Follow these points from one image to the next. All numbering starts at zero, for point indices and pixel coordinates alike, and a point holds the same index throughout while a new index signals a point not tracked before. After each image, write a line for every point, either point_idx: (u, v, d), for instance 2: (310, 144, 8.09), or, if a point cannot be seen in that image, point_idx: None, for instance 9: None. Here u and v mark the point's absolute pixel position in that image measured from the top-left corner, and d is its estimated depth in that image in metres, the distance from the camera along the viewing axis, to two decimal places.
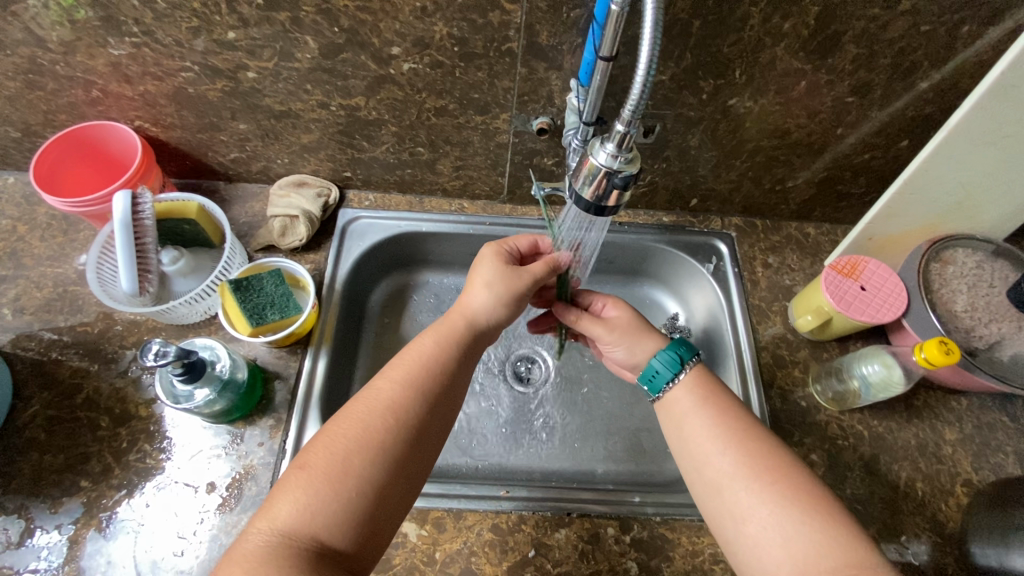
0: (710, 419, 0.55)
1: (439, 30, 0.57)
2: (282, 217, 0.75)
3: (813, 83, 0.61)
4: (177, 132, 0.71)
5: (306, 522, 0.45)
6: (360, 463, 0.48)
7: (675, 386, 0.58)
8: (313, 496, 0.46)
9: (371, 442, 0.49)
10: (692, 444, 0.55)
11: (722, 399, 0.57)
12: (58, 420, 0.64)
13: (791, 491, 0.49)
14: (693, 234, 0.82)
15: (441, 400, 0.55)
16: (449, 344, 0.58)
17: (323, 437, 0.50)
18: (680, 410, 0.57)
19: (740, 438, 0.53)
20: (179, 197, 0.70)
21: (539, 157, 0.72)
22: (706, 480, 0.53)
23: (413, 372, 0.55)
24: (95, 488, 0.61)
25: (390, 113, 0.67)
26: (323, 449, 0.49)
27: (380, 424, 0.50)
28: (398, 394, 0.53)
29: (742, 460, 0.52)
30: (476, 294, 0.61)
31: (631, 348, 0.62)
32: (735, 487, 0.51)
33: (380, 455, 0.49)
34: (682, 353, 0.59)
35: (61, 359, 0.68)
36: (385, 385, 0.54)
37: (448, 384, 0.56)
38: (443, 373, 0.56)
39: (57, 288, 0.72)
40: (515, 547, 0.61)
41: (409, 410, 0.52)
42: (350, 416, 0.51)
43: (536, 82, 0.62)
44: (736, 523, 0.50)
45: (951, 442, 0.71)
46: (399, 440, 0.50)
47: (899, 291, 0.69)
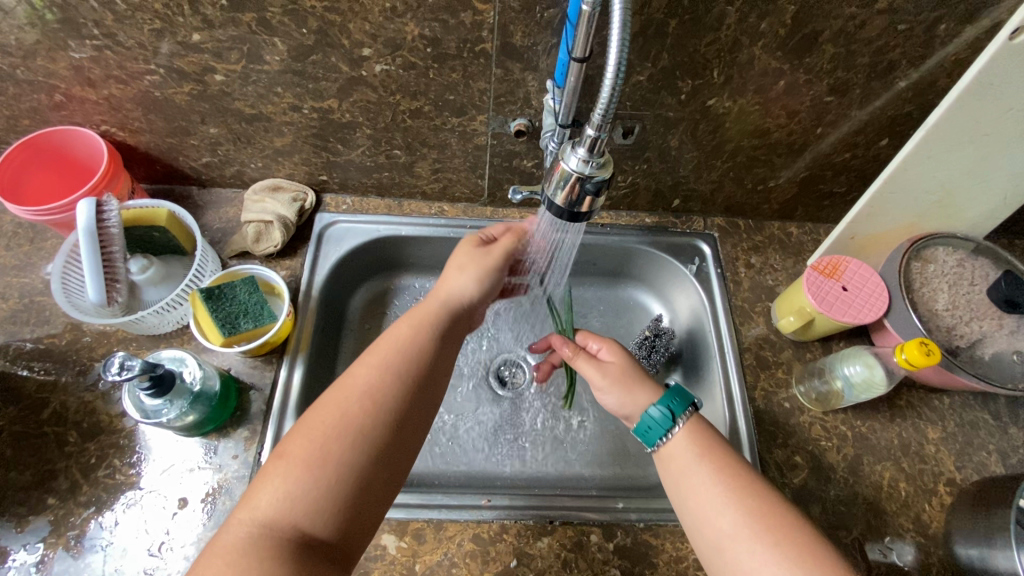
0: (710, 474, 0.53)
1: (411, 30, 0.55)
2: (256, 223, 0.74)
3: (792, 82, 0.60)
4: (145, 137, 0.69)
5: (286, 513, 0.44)
6: (341, 448, 0.47)
7: (668, 441, 0.56)
8: (292, 485, 0.45)
9: (350, 427, 0.48)
10: (692, 499, 0.53)
11: (720, 448, 0.55)
12: (24, 435, 0.62)
13: (799, 553, 0.47)
14: (676, 235, 0.82)
15: (420, 380, 0.53)
16: (427, 324, 0.57)
17: (303, 423, 0.49)
18: (678, 466, 0.55)
19: (742, 496, 0.51)
20: (149, 204, 0.68)
21: (518, 158, 0.71)
22: (709, 539, 0.51)
23: (394, 352, 0.54)
24: (62, 506, 0.59)
25: (364, 115, 0.65)
26: (303, 434, 0.48)
27: (360, 406, 0.49)
28: (379, 375, 0.52)
29: (743, 520, 0.50)
30: (451, 279, 0.61)
31: (620, 399, 0.60)
32: (738, 551, 0.49)
33: (360, 439, 0.48)
34: (677, 404, 0.56)
35: (27, 372, 0.65)
36: (365, 367, 0.53)
37: (429, 362, 0.55)
38: (423, 352, 0.55)
39: (23, 298, 0.70)
40: (497, 556, 0.60)
41: (388, 391, 0.51)
42: (328, 400, 0.50)
43: (512, 83, 0.60)
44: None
45: (934, 441, 0.71)
46: (379, 425, 0.49)
47: (881, 291, 0.69)
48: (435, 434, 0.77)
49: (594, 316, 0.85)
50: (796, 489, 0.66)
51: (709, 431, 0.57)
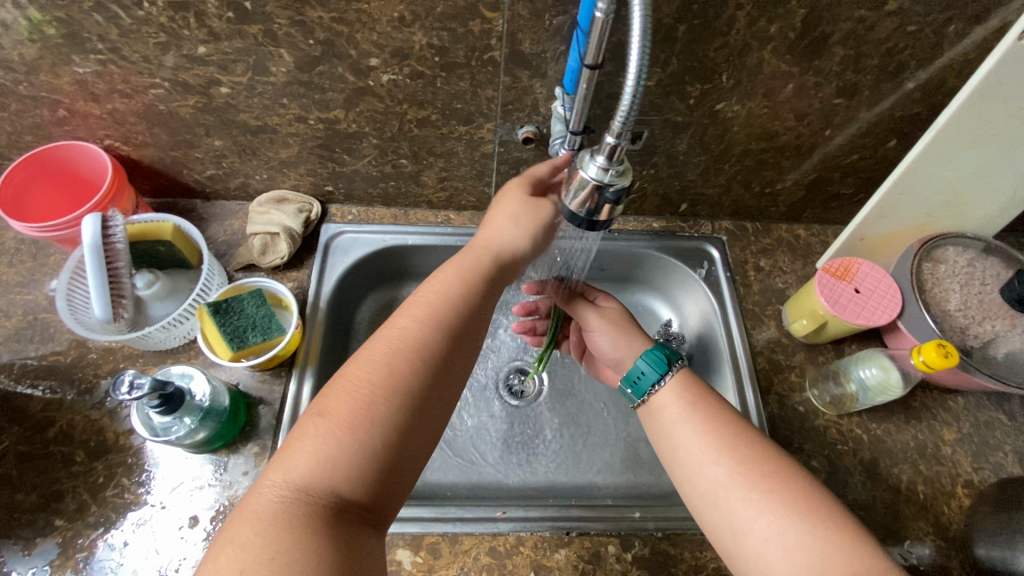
0: (700, 425, 0.54)
1: (419, 39, 0.55)
2: (262, 235, 0.73)
3: (801, 85, 0.60)
4: (149, 151, 0.69)
5: (323, 475, 0.42)
6: (383, 407, 0.45)
7: (659, 390, 0.58)
8: (333, 447, 0.43)
9: (394, 386, 0.46)
10: (685, 452, 0.54)
11: (708, 400, 0.56)
12: (30, 455, 0.61)
13: (790, 496, 0.49)
14: (684, 239, 0.81)
15: (462, 337, 0.52)
16: (474, 274, 0.54)
17: (342, 381, 0.47)
18: (669, 417, 0.57)
19: (731, 443, 0.53)
20: (154, 218, 0.67)
21: (525, 166, 0.71)
22: (700, 489, 0.52)
23: (437, 307, 0.52)
24: (70, 527, 0.58)
25: (371, 125, 0.65)
26: (344, 393, 0.46)
27: (405, 364, 0.47)
28: (422, 332, 0.50)
29: (736, 468, 0.51)
30: (494, 222, 0.57)
31: (615, 340, 0.65)
32: (732, 499, 0.50)
33: (404, 399, 0.46)
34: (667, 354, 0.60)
35: (33, 391, 0.64)
36: (406, 324, 0.50)
37: (469, 316, 0.53)
38: (466, 305, 0.53)
39: (27, 316, 0.69)
40: (514, 569, 0.59)
41: (431, 350, 0.49)
42: (372, 357, 0.48)
43: (520, 91, 0.60)
44: (735, 534, 0.49)
45: (950, 443, 0.70)
46: (420, 385, 0.47)
47: (894, 293, 0.68)
48: (447, 445, 0.76)
49: None
50: None
51: (695, 378, 0.59)
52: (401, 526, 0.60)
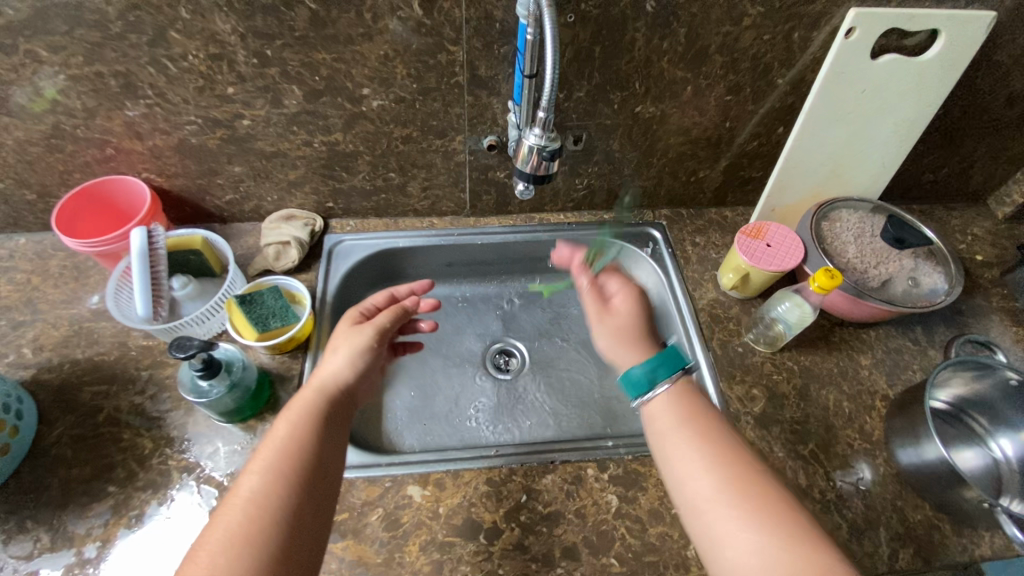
0: (694, 438, 0.57)
1: (400, 71, 0.71)
2: (275, 245, 0.86)
3: (697, 87, 0.78)
4: (179, 180, 0.83)
5: None
6: (233, 566, 0.46)
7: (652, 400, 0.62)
8: None
9: (241, 536, 0.48)
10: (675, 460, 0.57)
11: (705, 415, 0.59)
12: (83, 437, 0.71)
13: (768, 513, 0.50)
14: (631, 225, 0.97)
15: (306, 471, 0.55)
16: (302, 417, 0.60)
17: (193, 552, 0.48)
18: (661, 424, 0.60)
19: (719, 455, 0.55)
20: (185, 233, 0.80)
21: (492, 171, 0.87)
22: (689, 501, 0.54)
23: (272, 457, 0.55)
24: (122, 491, 0.67)
25: (364, 145, 0.81)
26: (190, 565, 0.47)
27: (243, 520, 0.49)
28: (260, 485, 0.52)
29: (721, 479, 0.53)
30: (325, 363, 0.67)
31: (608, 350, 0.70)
32: (711, 507, 0.52)
33: (256, 544, 0.48)
34: (665, 368, 0.63)
35: (82, 385, 0.75)
36: (246, 480, 0.53)
37: (313, 453, 0.57)
38: (303, 448, 0.57)
39: (73, 326, 0.80)
40: (509, 494, 0.69)
41: (274, 491, 0.52)
42: (218, 519, 0.50)
43: (481, 107, 0.77)
44: (717, 547, 0.50)
45: (867, 367, 0.84)
46: (269, 522, 0.50)
47: (797, 244, 0.83)
48: (444, 416, 0.87)
49: (571, 307, 1.00)
50: (757, 415, 0.78)
51: (693, 395, 0.63)
52: (411, 468, 0.70)
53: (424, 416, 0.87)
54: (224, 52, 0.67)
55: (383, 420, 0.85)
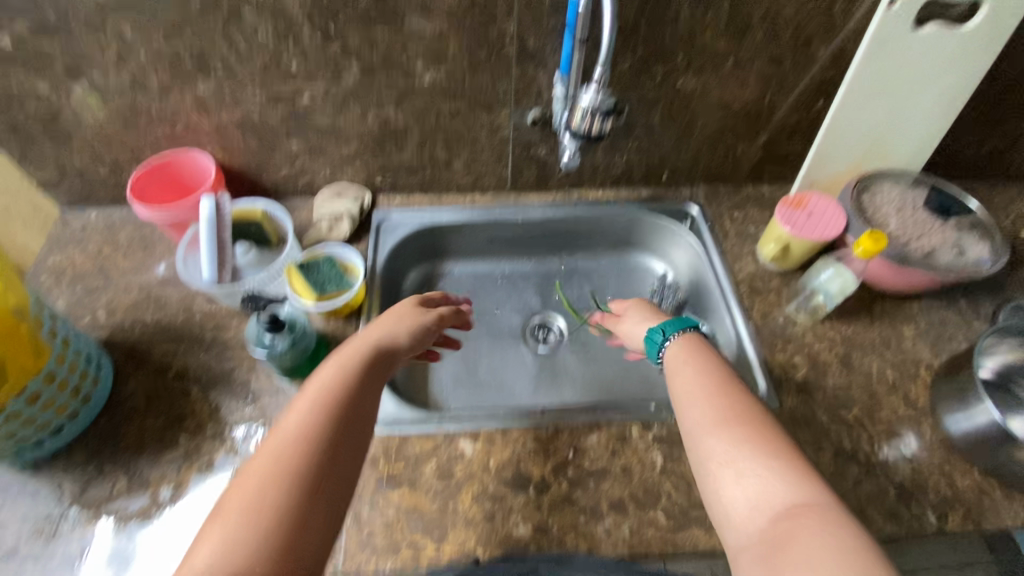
0: (710, 380, 0.61)
1: (453, 45, 0.75)
2: (328, 219, 0.91)
3: (739, 59, 0.80)
4: (240, 155, 0.88)
5: (231, 556, 0.44)
6: (276, 499, 0.47)
7: (666, 348, 0.68)
8: (236, 532, 0.45)
9: (282, 466, 0.49)
10: (694, 421, 0.59)
11: (720, 365, 0.63)
12: (155, 391, 0.75)
13: (767, 452, 0.53)
14: (669, 202, 0.99)
15: (347, 417, 0.55)
16: (347, 366, 0.61)
17: (236, 482, 0.49)
18: (677, 367, 0.65)
19: (728, 399, 0.59)
20: (248, 205, 0.86)
21: (534, 146, 0.90)
22: (692, 433, 0.58)
23: (316, 400, 0.56)
24: (193, 440, 0.71)
25: (414, 120, 0.84)
26: (233, 491, 0.48)
27: (283, 452, 0.50)
28: (304, 423, 0.53)
29: (726, 416, 0.57)
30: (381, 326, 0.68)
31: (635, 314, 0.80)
32: (714, 439, 0.56)
33: (296, 477, 0.49)
34: (676, 326, 0.70)
35: (153, 345, 0.79)
36: (290, 418, 0.54)
37: (354, 403, 0.57)
38: (344, 393, 0.57)
39: (143, 291, 0.85)
40: (557, 450, 0.71)
41: (315, 429, 0.53)
42: (262, 451, 0.51)
43: (527, 81, 0.80)
44: (710, 475, 0.55)
45: (910, 337, 0.84)
46: (307, 459, 0.50)
47: (839, 214, 0.84)
48: (486, 384, 0.90)
49: (609, 283, 1.02)
50: (799, 382, 0.78)
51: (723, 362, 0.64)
52: (461, 423, 0.73)
53: (468, 383, 0.90)
54: (290, 27, 0.71)
55: (429, 385, 0.89)
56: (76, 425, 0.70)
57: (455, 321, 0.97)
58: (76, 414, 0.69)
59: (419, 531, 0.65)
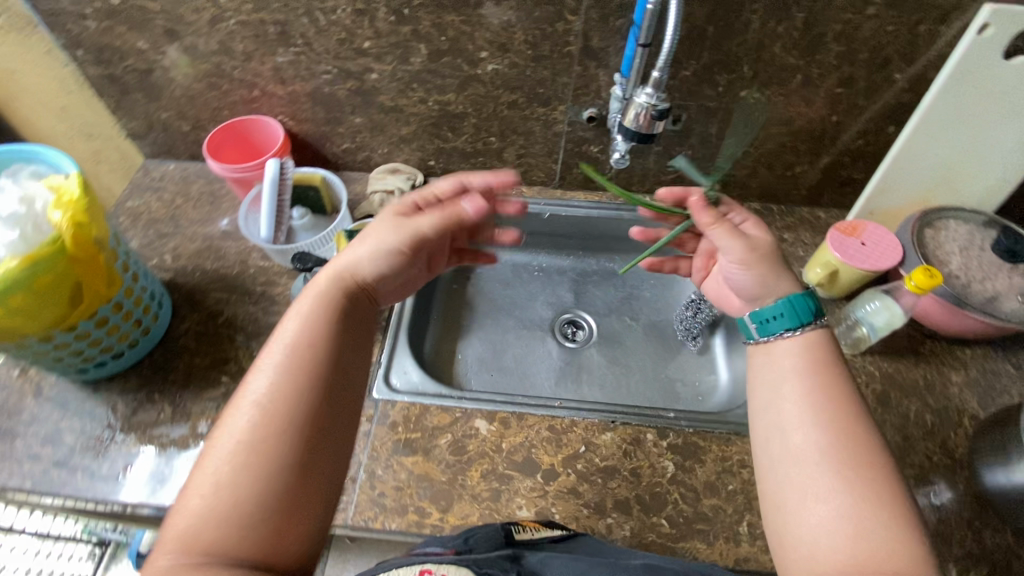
0: (816, 389, 0.54)
1: (518, 37, 0.77)
2: (380, 192, 0.94)
3: (807, 76, 0.78)
4: (307, 125, 0.93)
5: (213, 528, 0.43)
6: (246, 468, 0.45)
7: (783, 338, 0.58)
8: (214, 506, 0.43)
9: (253, 431, 0.46)
10: (782, 424, 0.53)
11: (832, 370, 0.55)
12: (205, 333, 0.81)
13: (873, 488, 0.48)
14: None
15: (320, 368, 0.51)
16: (320, 312, 0.55)
17: (209, 449, 0.47)
18: (782, 366, 0.57)
19: (840, 415, 0.52)
20: (308, 171, 0.90)
21: (586, 144, 0.91)
22: (787, 443, 0.52)
23: (285, 354, 0.51)
24: (233, 382, 0.77)
25: (473, 107, 0.87)
26: (207, 461, 0.46)
27: (254, 417, 0.47)
28: (274, 382, 0.49)
29: (831, 435, 0.51)
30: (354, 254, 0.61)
31: (755, 273, 0.63)
32: (813, 459, 0.50)
33: (269, 441, 0.46)
34: (806, 311, 0.58)
35: (209, 291, 0.86)
36: (258, 376, 0.50)
37: (327, 350, 0.52)
38: (314, 343, 0.52)
39: (206, 242, 0.92)
40: (569, 443, 0.73)
41: (285, 388, 0.49)
42: (233, 414, 0.48)
43: (587, 78, 0.81)
44: (800, 494, 0.49)
45: (957, 384, 0.79)
46: (281, 421, 0.47)
47: (895, 247, 0.81)
48: (510, 371, 0.92)
49: (646, 289, 1.02)
50: None
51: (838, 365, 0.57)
52: (479, 403, 0.75)
53: (492, 368, 0.92)
54: (367, 7, 0.75)
55: (455, 364, 0.92)
56: (135, 354, 0.77)
57: (487, 307, 1.00)
58: (135, 343, 0.76)
59: (426, 498, 0.67)
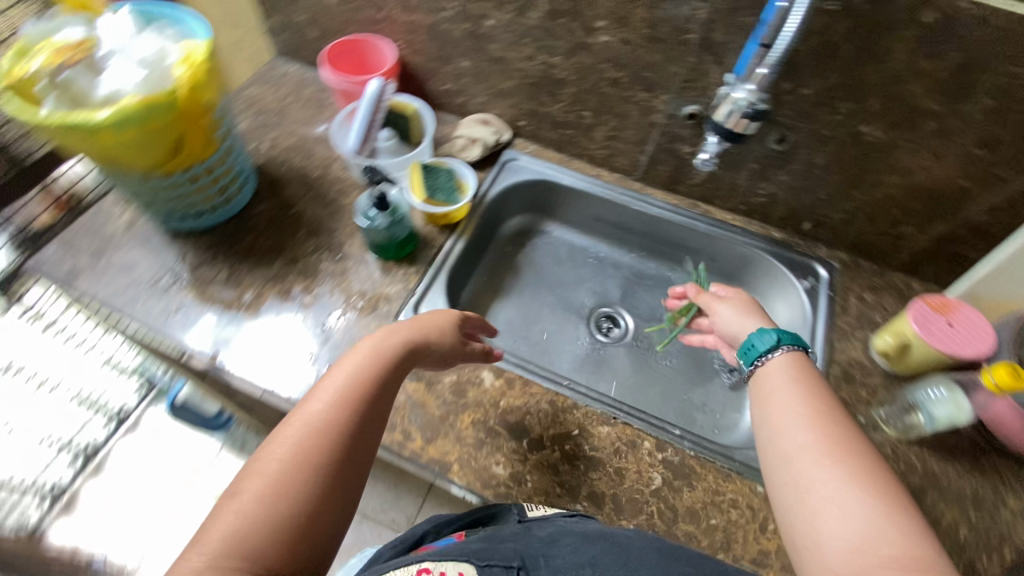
0: (802, 398, 0.57)
1: (639, 13, 0.75)
2: (464, 139, 0.97)
3: (944, 127, 0.70)
4: (418, 57, 0.96)
5: (241, 539, 0.45)
6: (287, 484, 0.48)
7: (768, 359, 0.63)
8: (249, 517, 0.46)
9: (301, 454, 0.50)
10: (774, 433, 0.55)
11: (814, 379, 0.59)
12: (275, 219, 0.88)
13: (866, 478, 0.49)
14: (797, 253, 0.91)
15: (370, 411, 0.56)
16: (379, 356, 0.61)
17: (255, 463, 0.50)
18: (771, 380, 0.61)
19: (823, 415, 0.55)
20: (405, 99, 0.94)
21: (680, 142, 0.88)
22: (780, 450, 0.54)
23: (340, 388, 0.56)
24: (284, 269, 0.83)
25: (576, 76, 0.86)
26: (251, 475, 0.49)
27: (306, 440, 0.51)
28: (326, 412, 0.54)
29: (821, 435, 0.53)
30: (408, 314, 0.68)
31: (737, 314, 0.73)
32: (805, 459, 0.51)
33: (314, 464, 0.50)
34: (786, 338, 0.64)
35: (289, 184, 0.93)
36: (313, 404, 0.54)
37: (377, 394, 0.57)
38: (366, 384, 0.57)
39: (300, 141, 0.99)
40: (564, 421, 0.72)
41: (338, 420, 0.53)
42: (283, 433, 0.52)
43: (699, 72, 0.78)
44: (799, 496, 0.50)
45: (1012, 510, 0.69)
46: (326, 448, 0.51)
47: (989, 337, 0.71)
48: (535, 343, 0.92)
49: None
50: None
51: (818, 376, 0.61)
52: None
53: (519, 335, 0.93)
54: None
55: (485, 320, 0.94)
56: (213, 218, 0.85)
57: (533, 277, 1.00)
58: (215, 208, 0.84)
59: (414, 424, 0.70)
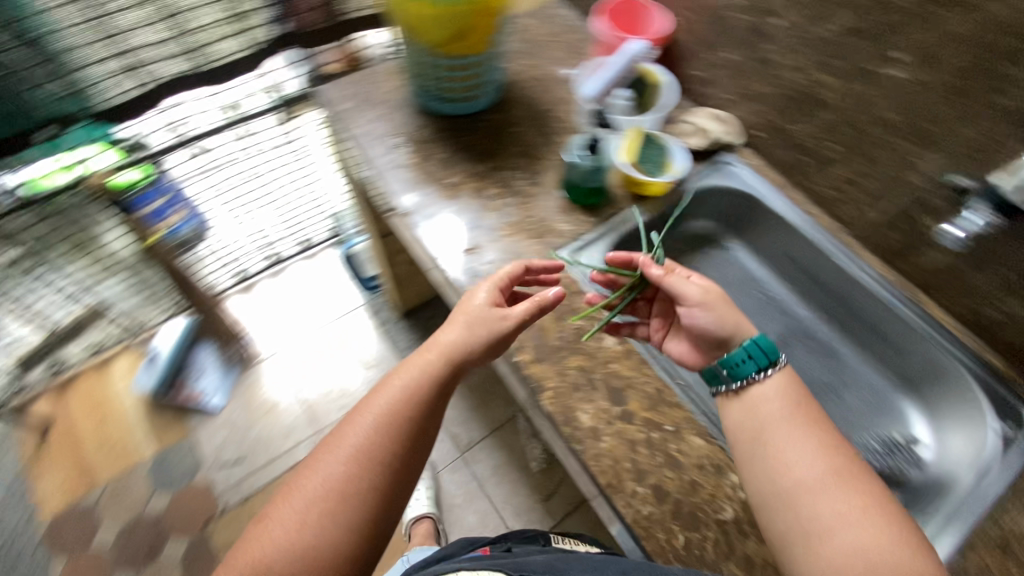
0: (802, 430, 0.57)
1: (951, 58, 0.67)
2: (691, 127, 0.96)
3: None
4: (686, 36, 0.98)
5: (286, 561, 0.53)
6: (326, 511, 0.55)
7: (761, 378, 0.61)
8: (291, 537, 0.54)
9: (337, 486, 0.56)
10: (777, 470, 0.56)
11: (811, 405, 0.60)
12: (500, 129, 0.99)
13: (880, 514, 0.51)
14: (1013, 395, 0.75)
15: (407, 437, 0.61)
16: (422, 381, 0.64)
17: (293, 489, 0.57)
18: (764, 407, 0.60)
19: (827, 446, 0.56)
20: (655, 70, 0.98)
21: (927, 213, 0.78)
22: (788, 488, 0.54)
23: (376, 418, 0.61)
24: (489, 172, 0.94)
25: (841, 103, 0.80)
26: (286, 503, 0.56)
27: (341, 472, 0.57)
28: (363, 441, 0.59)
29: (830, 469, 0.54)
30: (449, 327, 0.69)
31: (722, 320, 0.65)
32: (817, 498, 0.53)
33: (355, 492, 0.56)
34: (765, 358, 0.61)
35: (521, 106, 1.02)
36: (349, 432, 0.60)
37: (415, 420, 0.62)
38: (402, 410, 0.61)
39: (546, 74, 1.07)
40: (664, 412, 0.72)
41: (375, 452, 0.58)
42: (320, 464, 0.58)
43: (994, 144, 0.68)
44: (818, 539, 0.51)
45: None
46: (365, 477, 0.57)
47: None
48: None
49: (851, 395, 0.88)
50: None
51: (808, 391, 0.61)
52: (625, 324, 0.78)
53: None
54: None
55: None
56: (455, 108, 0.98)
57: None
58: (460, 101, 0.97)
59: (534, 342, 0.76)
